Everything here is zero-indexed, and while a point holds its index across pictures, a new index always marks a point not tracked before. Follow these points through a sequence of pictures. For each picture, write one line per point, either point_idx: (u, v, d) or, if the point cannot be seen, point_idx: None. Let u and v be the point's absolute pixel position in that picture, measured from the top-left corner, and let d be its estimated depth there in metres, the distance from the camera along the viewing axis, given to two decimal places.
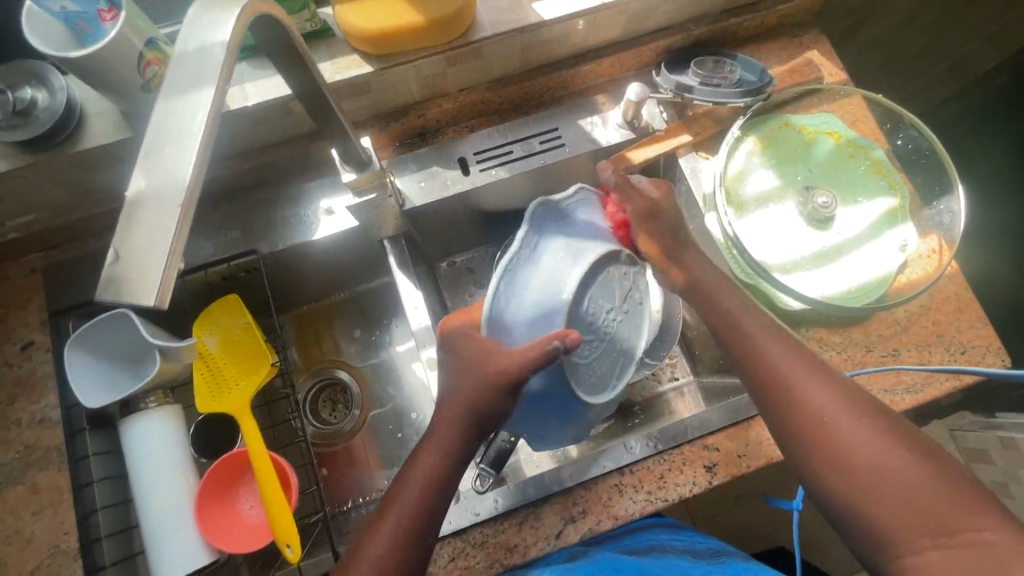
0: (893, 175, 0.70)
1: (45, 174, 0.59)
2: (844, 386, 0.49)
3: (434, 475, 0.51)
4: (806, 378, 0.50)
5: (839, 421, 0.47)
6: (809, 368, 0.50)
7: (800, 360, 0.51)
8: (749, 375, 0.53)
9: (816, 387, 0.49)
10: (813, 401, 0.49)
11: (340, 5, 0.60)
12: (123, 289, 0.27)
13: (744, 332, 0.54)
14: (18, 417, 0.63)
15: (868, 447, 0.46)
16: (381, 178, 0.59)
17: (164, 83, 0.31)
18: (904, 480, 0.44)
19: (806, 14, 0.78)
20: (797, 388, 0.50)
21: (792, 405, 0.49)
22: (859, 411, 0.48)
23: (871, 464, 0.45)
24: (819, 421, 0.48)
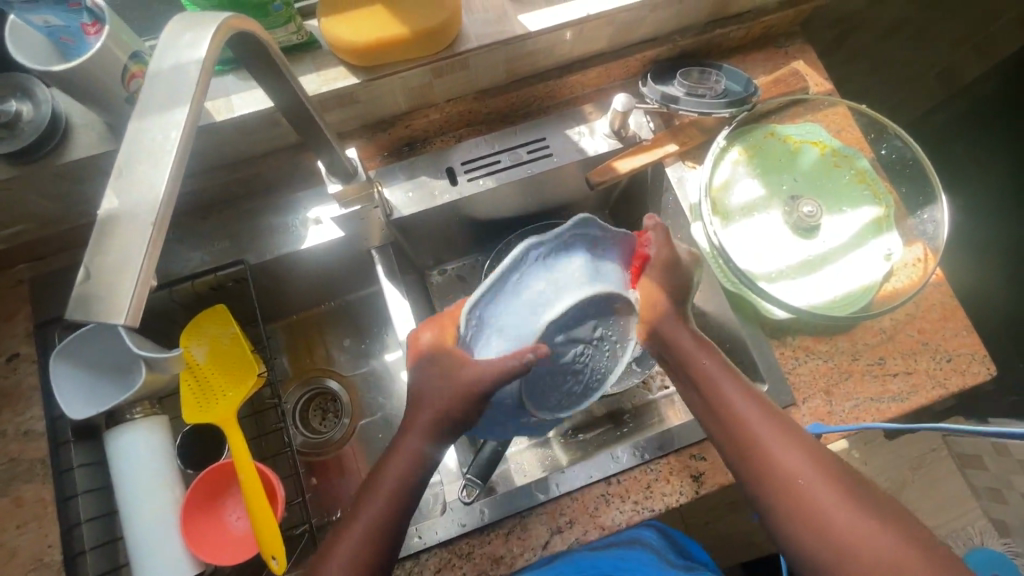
0: (877, 184, 0.70)
1: (31, 186, 0.59)
2: (810, 446, 0.50)
3: (400, 484, 0.50)
4: (772, 437, 0.50)
5: (808, 483, 0.48)
6: (775, 426, 0.51)
7: (765, 415, 0.51)
8: (715, 429, 0.53)
9: (784, 448, 0.49)
10: (782, 463, 0.49)
11: (326, 18, 0.60)
12: (95, 309, 0.27)
13: (710, 383, 0.53)
14: (2, 428, 0.63)
15: (838, 511, 0.46)
16: (367, 190, 0.60)
17: (138, 101, 0.31)
18: (865, 538, 0.45)
19: (791, 24, 0.79)
20: (767, 448, 0.50)
21: (762, 467, 0.49)
22: (826, 473, 0.48)
23: (837, 523, 0.46)
24: (784, 480, 0.48)
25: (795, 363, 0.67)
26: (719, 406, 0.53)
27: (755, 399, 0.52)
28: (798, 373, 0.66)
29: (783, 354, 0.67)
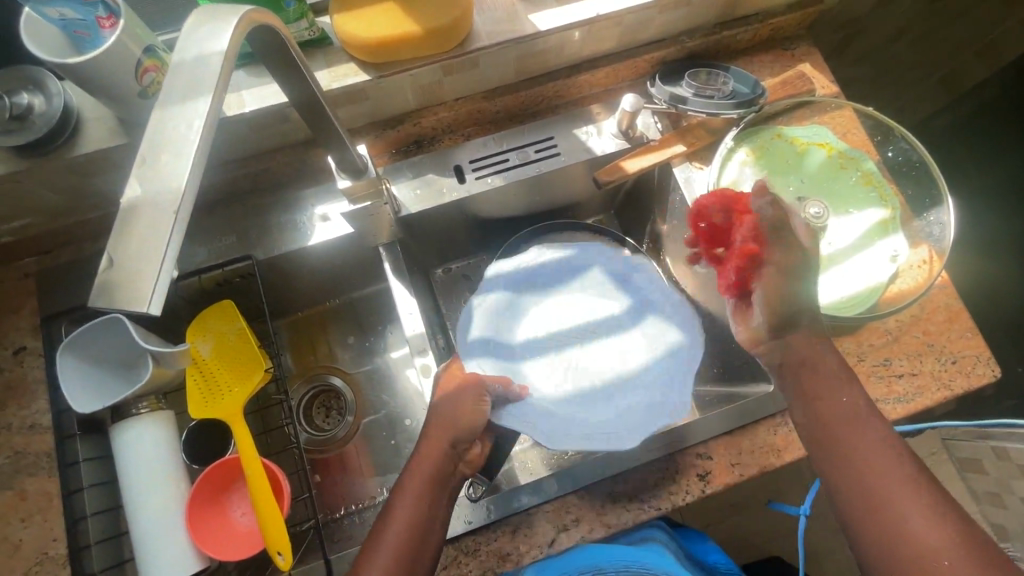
0: (884, 186, 0.70)
1: (41, 179, 0.59)
2: (956, 521, 0.44)
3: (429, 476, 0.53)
4: (875, 452, 0.48)
5: (947, 561, 0.43)
6: (880, 442, 0.48)
7: (868, 426, 0.49)
8: (818, 435, 0.51)
9: (925, 521, 0.44)
10: (919, 535, 0.44)
11: (338, 15, 0.60)
12: (120, 296, 0.27)
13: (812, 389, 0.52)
14: (8, 421, 0.63)
15: None
16: (376, 186, 0.60)
17: (161, 91, 0.31)
18: None
19: (797, 27, 0.80)
20: (903, 517, 0.45)
21: (891, 531, 0.45)
22: (972, 556, 0.43)
23: (930, 547, 0.43)
24: (884, 497, 0.46)
25: None
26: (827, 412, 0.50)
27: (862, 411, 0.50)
28: None
29: None
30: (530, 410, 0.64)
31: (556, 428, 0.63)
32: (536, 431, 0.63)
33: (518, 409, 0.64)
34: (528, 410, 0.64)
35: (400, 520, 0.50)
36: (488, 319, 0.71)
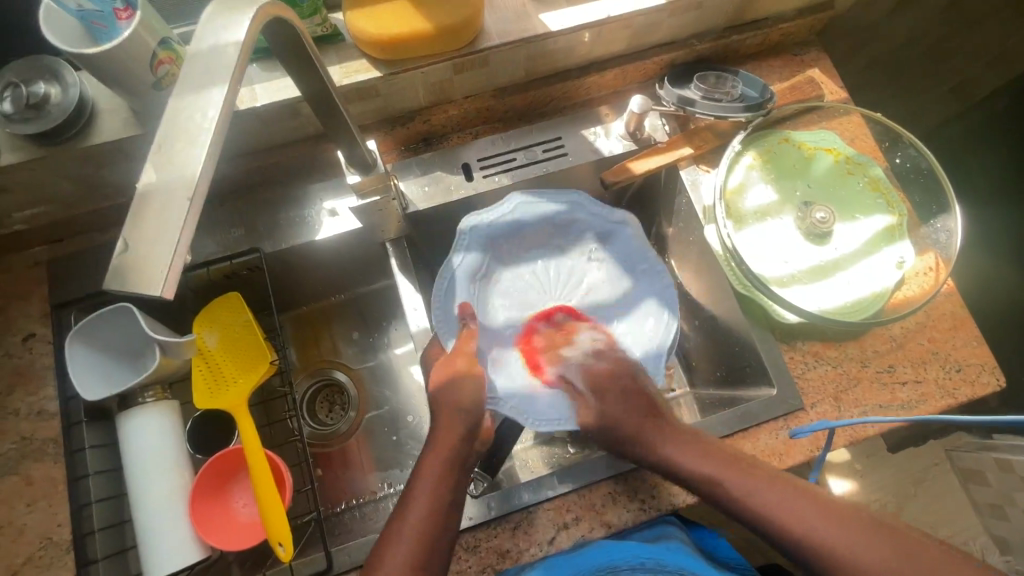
0: (891, 193, 0.70)
1: (55, 168, 0.59)
2: (791, 483, 0.51)
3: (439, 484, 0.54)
4: (756, 487, 0.51)
5: (815, 525, 0.48)
6: (753, 474, 0.52)
7: (737, 469, 0.53)
8: (709, 495, 0.54)
9: (771, 495, 0.51)
10: (779, 512, 0.49)
11: (351, 11, 0.61)
12: (135, 281, 0.27)
13: (673, 456, 0.56)
14: (15, 407, 0.64)
15: (854, 543, 0.46)
16: (384, 181, 0.60)
17: (178, 80, 0.31)
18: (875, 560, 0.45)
19: (808, 33, 0.80)
20: (762, 505, 0.50)
21: (772, 525, 0.50)
22: (817, 506, 0.49)
23: (851, 555, 0.46)
24: (784, 529, 0.49)
25: (805, 368, 0.67)
26: (699, 470, 0.54)
27: (722, 455, 0.55)
28: (807, 378, 0.67)
29: (792, 359, 0.67)
30: (517, 395, 0.65)
31: (546, 412, 0.64)
32: (525, 416, 0.64)
33: (505, 391, 0.65)
34: (514, 390, 0.65)
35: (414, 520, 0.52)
36: (466, 276, 0.69)
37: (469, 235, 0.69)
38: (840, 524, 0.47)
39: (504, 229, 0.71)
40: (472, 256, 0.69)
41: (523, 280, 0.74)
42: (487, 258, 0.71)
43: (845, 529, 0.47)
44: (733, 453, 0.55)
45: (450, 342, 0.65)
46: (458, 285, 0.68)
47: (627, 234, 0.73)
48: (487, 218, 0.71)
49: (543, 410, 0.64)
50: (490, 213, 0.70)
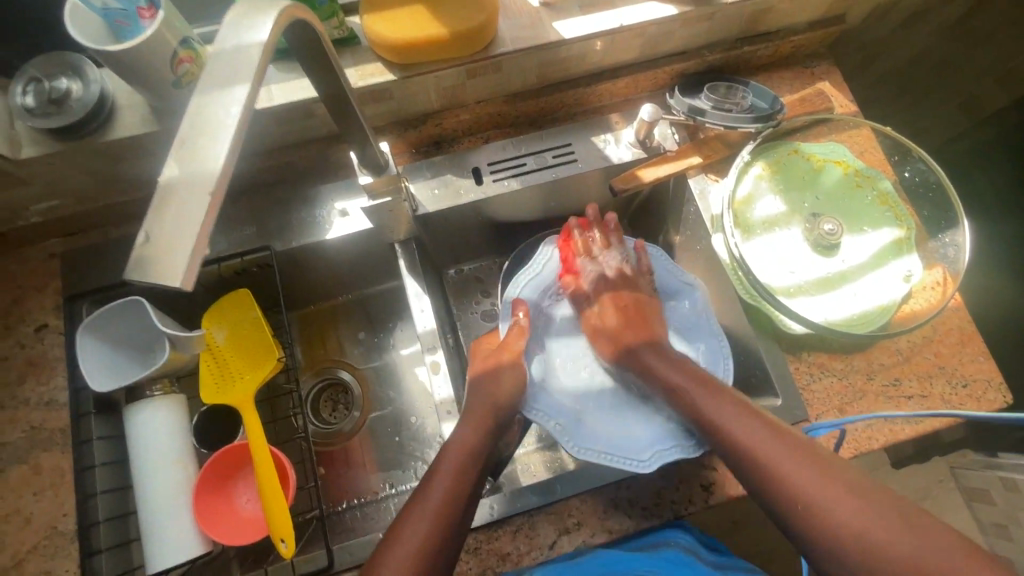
0: (899, 207, 0.70)
1: (73, 162, 0.60)
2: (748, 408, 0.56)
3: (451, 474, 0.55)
4: (761, 438, 0.53)
5: (762, 447, 0.52)
6: (763, 425, 0.54)
7: (752, 421, 0.55)
8: (715, 445, 0.56)
9: (724, 409, 0.56)
10: (729, 425, 0.55)
11: (368, 15, 0.62)
12: (154, 269, 0.28)
13: (695, 403, 0.58)
14: (25, 397, 0.64)
15: (800, 472, 0.50)
16: (396, 182, 0.61)
17: (202, 78, 0.32)
18: (819, 489, 0.48)
19: (818, 46, 0.80)
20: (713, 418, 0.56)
21: (721, 433, 0.55)
22: (779, 439, 0.53)
23: (838, 515, 0.47)
24: (758, 459, 0.52)
25: (810, 380, 0.67)
26: (704, 416, 0.57)
27: (741, 407, 0.56)
28: (812, 390, 0.66)
29: (798, 370, 0.67)
30: (557, 408, 0.67)
31: (590, 440, 0.63)
32: (566, 433, 0.64)
33: (551, 409, 0.66)
34: (560, 410, 0.66)
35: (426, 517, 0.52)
36: (536, 292, 0.76)
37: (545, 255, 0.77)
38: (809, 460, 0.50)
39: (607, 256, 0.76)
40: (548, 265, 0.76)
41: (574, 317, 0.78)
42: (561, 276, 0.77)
43: (817, 468, 0.50)
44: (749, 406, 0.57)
45: (502, 329, 0.72)
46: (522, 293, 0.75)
47: (697, 297, 0.72)
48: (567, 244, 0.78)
49: (588, 434, 0.64)
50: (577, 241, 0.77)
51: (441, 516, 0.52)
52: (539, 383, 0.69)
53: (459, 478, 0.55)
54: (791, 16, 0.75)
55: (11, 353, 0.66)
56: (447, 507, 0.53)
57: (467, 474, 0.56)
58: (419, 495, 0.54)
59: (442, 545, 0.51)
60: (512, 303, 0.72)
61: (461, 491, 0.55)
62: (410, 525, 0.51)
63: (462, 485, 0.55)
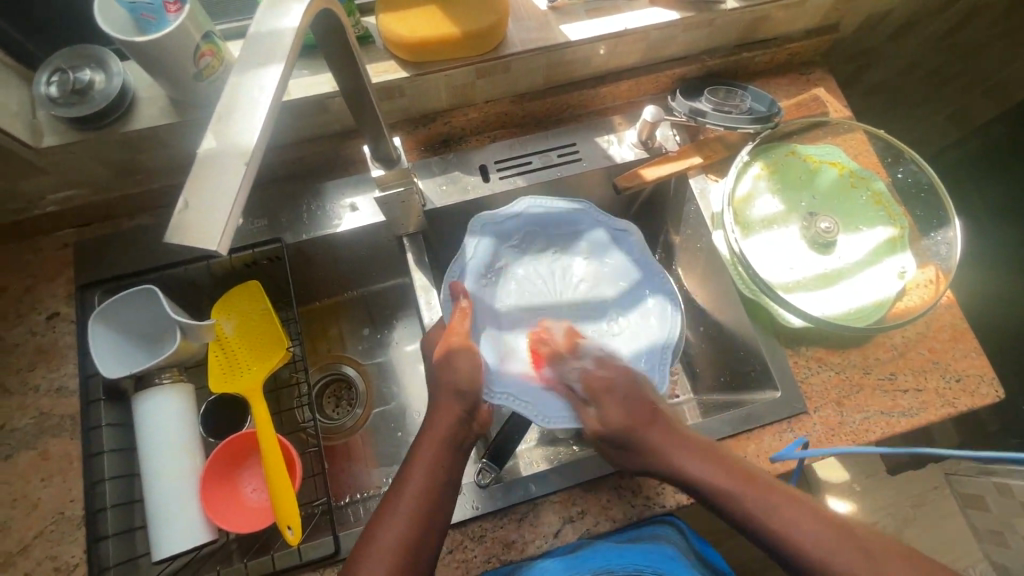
0: (893, 207, 0.73)
1: (93, 152, 0.62)
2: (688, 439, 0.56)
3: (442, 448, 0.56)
4: (781, 516, 0.50)
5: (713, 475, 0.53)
6: (745, 477, 0.52)
7: (739, 472, 0.53)
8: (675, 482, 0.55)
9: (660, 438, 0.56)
10: (681, 463, 0.54)
11: (383, 15, 0.64)
12: (193, 234, 0.29)
13: (715, 491, 0.52)
14: (35, 384, 0.65)
15: (761, 501, 0.51)
16: (407, 176, 0.62)
17: (238, 59, 0.34)
18: (773, 514, 0.50)
19: (813, 54, 0.84)
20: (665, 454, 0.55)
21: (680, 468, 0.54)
22: (715, 462, 0.54)
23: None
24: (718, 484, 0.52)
25: (808, 373, 0.69)
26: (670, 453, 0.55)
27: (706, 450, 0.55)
28: (811, 383, 0.68)
29: (796, 364, 0.69)
30: (523, 389, 0.64)
31: (556, 409, 0.63)
32: (536, 409, 0.63)
33: (511, 387, 0.64)
34: (518, 386, 0.64)
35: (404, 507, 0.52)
36: (478, 274, 0.71)
37: (476, 235, 0.71)
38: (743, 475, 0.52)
39: (509, 234, 0.73)
40: (472, 255, 0.71)
41: (533, 275, 0.75)
42: (494, 258, 0.73)
43: (756, 484, 0.52)
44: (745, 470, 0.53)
45: (447, 315, 0.67)
46: (468, 269, 0.70)
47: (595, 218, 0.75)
48: (496, 215, 0.73)
49: (555, 405, 0.64)
50: (501, 211, 0.73)
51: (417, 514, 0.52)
52: (495, 365, 0.65)
53: (436, 469, 0.55)
54: (788, 24, 0.78)
55: (23, 340, 0.66)
56: (428, 500, 0.53)
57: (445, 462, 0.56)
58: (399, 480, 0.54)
59: (420, 538, 0.51)
60: (451, 288, 0.67)
61: (440, 482, 0.54)
62: (386, 518, 0.51)
63: (439, 477, 0.54)
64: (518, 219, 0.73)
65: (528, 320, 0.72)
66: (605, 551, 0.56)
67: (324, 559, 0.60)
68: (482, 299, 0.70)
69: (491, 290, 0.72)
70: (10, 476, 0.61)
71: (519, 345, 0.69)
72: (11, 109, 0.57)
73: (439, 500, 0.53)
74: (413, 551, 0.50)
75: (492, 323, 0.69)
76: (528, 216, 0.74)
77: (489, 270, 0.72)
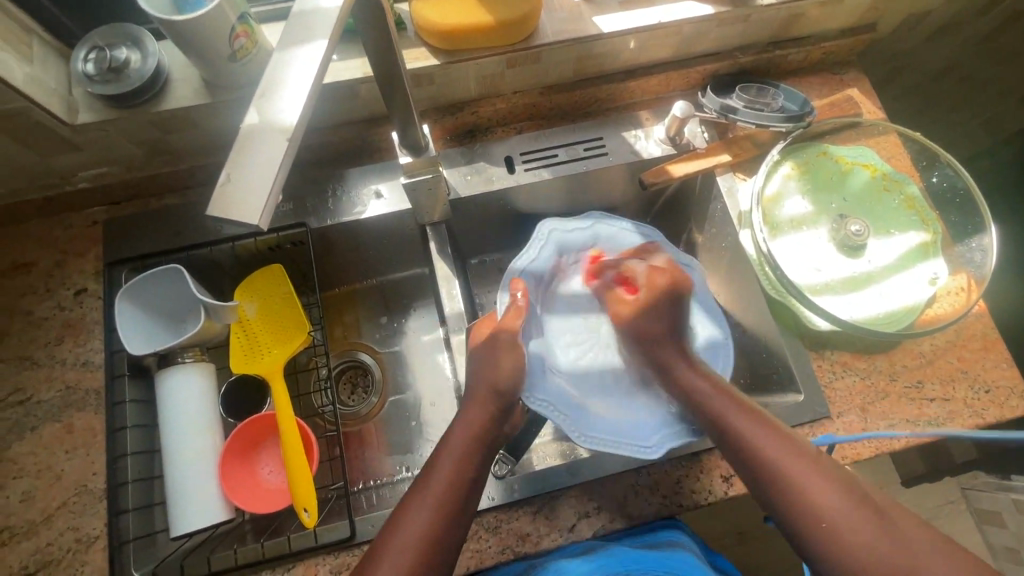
0: (926, 211, 0.71)
1: (125, 130, 0.62)
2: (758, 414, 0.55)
3: (469, 441, 0.55)
4: (791, 461, 0.51)
5: (770, 454, 0.52)
6: (806, 461, 0.51)
7: (798, 454, 0.51)
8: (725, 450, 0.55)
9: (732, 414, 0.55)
10: (743, 433, 0.53)
11: (417, 2, 0.64)
12: (234, 207, 0.30)
13: (733, 425, 0.54)
14: (62, 357, 0.66)
15: (810, 488, 0.49)
16: (433, 164, 0.62)
17: (282, 36, 0.34)
18: (818, 499, 0.49)
19: (848, 53, 0.82)
20: (730, 423, 0.54)
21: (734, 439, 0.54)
22: (784, 444, 0.52)
23: (852, 539, 0.47)
24: (769, 461, 0.51)
25: (832, 378, 0.67)
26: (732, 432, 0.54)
27: (771, 427, 0.53)
28: (834, 388, 0.67)
29: (820, 367, 0.68)
30: (561, 399, 0.63)
31: (591, 424, 0.62)
32: (571, 422, 0.62)
33: (550, 395, 0.63)
34: (560, 397, 0.64)
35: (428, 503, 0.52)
36: (535, 276, 0.72)
37: (540, 241, 0.73)
38: (803, 460, 0.51)
39: (575, 246, 0.75)
40: (535, 257, 0.72)
41: (584, 293, 0.75)
42: (557, 267, 0.74)
43: (813, 471, 0.50)
44: (768, 419, 0.54)
45: (500, 308, 0.66)
46: (526, 269, 0.71)
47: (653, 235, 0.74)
48: (563, 228, 0.75)
49: (590, 422, 0.62)
50: (570, 224, 0.75)
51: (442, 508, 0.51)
52: (540, 369, 0.65)
53: (460, 465, 0.54)
54: (824, 22, 0.76)
55: (51, 314, 0.67)
56: (453, 494, 0.52)
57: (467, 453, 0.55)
58: (425, 474, 0.54)
59: (445, 531, 0.51)
60: (511, 284, 0.67)
61: (464, 477, 0.53)
62: (413, 509, 0.51)
63: (463, 472, 0.54)
64: (585, 235, 0.75)
65: (580, 336, 0.72)
66: (627, 556, 0.56)
67: (339, 543, 0.61)
68: (537, 304, 0.71)
69: (548, 301, 0.73)
70: (35, 447, 0.63)
71: (568, 359, 0.69)
72: (49, 85, 0.57)
73: (466, 494, 0.53)
74: (437, 544, 0.50)
75: (548, 329, 0.71)
76: (603, 232, 0.75)
77: (541, 280, 0.73)
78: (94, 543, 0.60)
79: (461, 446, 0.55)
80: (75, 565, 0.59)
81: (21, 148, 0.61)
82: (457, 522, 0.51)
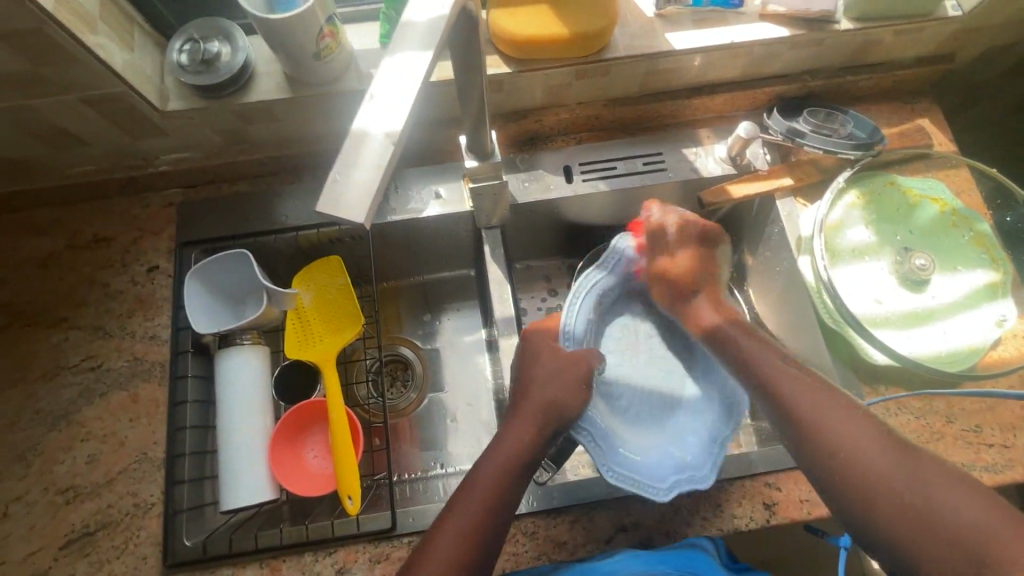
0: (997, 250, 0.69)
1: (210, 118, 0.66)
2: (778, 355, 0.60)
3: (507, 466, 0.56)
4: (812, 399, 0.54)
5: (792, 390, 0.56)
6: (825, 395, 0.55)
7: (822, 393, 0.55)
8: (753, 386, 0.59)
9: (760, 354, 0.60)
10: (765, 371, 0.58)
11: (495, 10, 0.65)
12: (342, 203, 0.31)
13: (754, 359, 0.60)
14: (132, 330, 0.69)
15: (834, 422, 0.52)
16: (497, 169, 0.63)
17: (391, 44, 0.36)
18: (840, 431, 0.52)
19: (921, 83, 0.80)
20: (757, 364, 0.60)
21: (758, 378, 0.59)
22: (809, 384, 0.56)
23: (876, 472, 0.49)
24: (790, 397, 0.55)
25: (885, 415, 0.66)
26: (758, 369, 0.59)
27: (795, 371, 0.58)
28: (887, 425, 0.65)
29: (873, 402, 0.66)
30: (600, 431, 0.62)
31: (627, 461, 0.60)
32: (607, 456, 0.60)
33: (593, 427, 0.62)
34: (602, 431, 0.62)
35: (451, 530, 0.52)
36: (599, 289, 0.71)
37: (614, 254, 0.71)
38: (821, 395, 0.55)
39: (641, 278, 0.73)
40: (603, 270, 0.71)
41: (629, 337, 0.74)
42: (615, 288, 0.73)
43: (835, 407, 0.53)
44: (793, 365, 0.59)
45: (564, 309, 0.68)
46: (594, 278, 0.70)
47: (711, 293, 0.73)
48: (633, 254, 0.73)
49: (627, 458, 0.61)
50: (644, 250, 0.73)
51: (472, 531, 0.52)
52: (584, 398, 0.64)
53: (494, 491, 0.54)
54: (900, 50, 0.75)
55: (125, 288, 0.71)
56: (484, 518, 0.53)
57: (510, 477, 0.55)
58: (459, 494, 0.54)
59: (470, 556, 0.51)
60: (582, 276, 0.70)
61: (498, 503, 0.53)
62: (441, 532, 0.52)
63: (498, 497, 0.54)
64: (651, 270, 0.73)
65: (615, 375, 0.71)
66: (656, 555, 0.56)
67: (380, 532, 0.62)
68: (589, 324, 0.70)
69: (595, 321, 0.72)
70: (103, 413, 0.66)
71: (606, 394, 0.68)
72: (146, 73, 0.61)
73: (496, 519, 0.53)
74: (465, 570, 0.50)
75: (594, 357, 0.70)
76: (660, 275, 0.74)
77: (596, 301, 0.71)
78: (150, 509, 0.63)
79: (496, 470, 0.55)
80: (131, 528, 0.62)
81: (114, 129, 0.65)
82: (486, 548, 0.52)
